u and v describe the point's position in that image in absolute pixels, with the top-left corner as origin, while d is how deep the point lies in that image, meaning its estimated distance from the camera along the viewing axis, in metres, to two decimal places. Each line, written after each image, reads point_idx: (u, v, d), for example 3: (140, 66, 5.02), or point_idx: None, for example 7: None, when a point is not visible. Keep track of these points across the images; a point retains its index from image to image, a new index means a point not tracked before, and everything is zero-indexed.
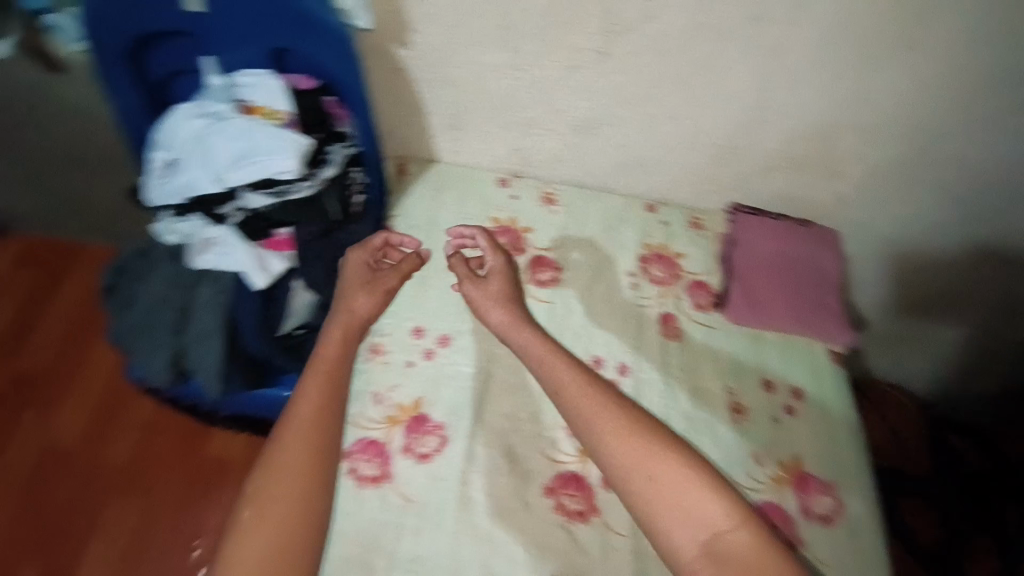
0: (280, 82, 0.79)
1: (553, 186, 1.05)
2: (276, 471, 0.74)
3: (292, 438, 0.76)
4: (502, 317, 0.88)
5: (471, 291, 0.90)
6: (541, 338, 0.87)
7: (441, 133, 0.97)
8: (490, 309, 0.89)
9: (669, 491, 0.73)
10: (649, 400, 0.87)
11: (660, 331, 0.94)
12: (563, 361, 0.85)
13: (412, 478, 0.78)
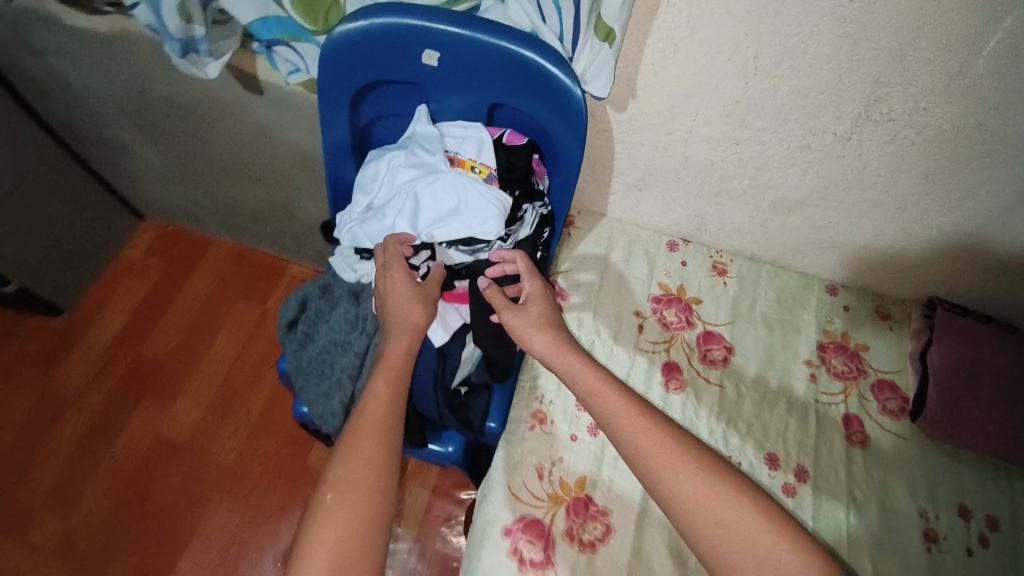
0: (488, 134, 0.78)
1: (724, 255, 0.98)
2: (350, 450, 0.63)
3: (365, 419, 0.65)
4: (545, 342, 0.73)
5: (511, 321, 0.74)
6: (590, 369, 0.72)
7: (618, 190, 0.94)
8: (533, 336, 0.74)
9: (730, 536, 0.59)
10: (832, 512, 0.79)
11: (844, 437, 0.85)
12: (621, 394, 0.70)
13: (578, 567, 0.74)
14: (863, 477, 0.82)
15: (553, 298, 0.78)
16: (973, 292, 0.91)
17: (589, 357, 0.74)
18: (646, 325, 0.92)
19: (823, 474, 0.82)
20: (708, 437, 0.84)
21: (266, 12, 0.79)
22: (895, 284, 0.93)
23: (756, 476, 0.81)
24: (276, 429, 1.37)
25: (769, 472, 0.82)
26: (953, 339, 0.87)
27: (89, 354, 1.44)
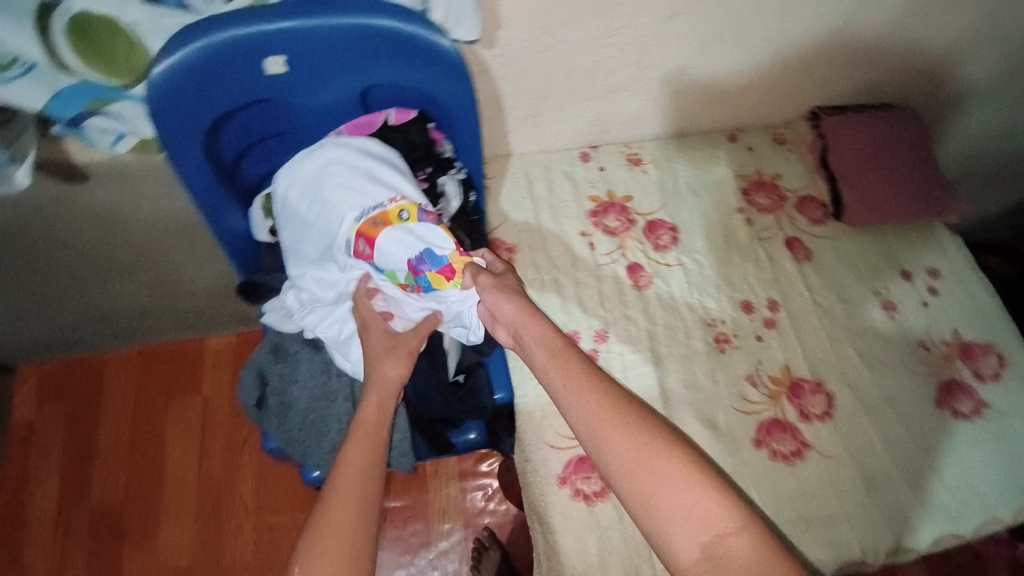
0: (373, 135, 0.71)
1: (633, 146, 1.00)
2: (329, 508, 0.57)
3: (341, 475, 0.60)
4: (515, 311, 0.66)
5: (485, 283, 0.67)
6: (569, 352, 0.64)
7: (518, 126, 0.92)
8: (503, 306, 0.66)
9: (653, 483, 0.55)
10: (809, 324, 0.89)
11: (792, 259, 0.94)
12: (588, 373, 0.63)
13: None
14: (819, 285, 0.92)
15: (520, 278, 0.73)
16: (843, 92, 1.00)
17: (566, 339, 0.66)
18: (595, 241, 0.93)
19: (791, 299, 0.91)
20: (689, 314, 0.89)
21: (55, 87, 0.67)
22: (778, 109, 1.01)
23: (742, 327, 0.89)
24: (280, 503, 1.26)
25: (749, 318, 0.89)
26: (850, 137, 0.96)
27: (39, 533, 1.24)
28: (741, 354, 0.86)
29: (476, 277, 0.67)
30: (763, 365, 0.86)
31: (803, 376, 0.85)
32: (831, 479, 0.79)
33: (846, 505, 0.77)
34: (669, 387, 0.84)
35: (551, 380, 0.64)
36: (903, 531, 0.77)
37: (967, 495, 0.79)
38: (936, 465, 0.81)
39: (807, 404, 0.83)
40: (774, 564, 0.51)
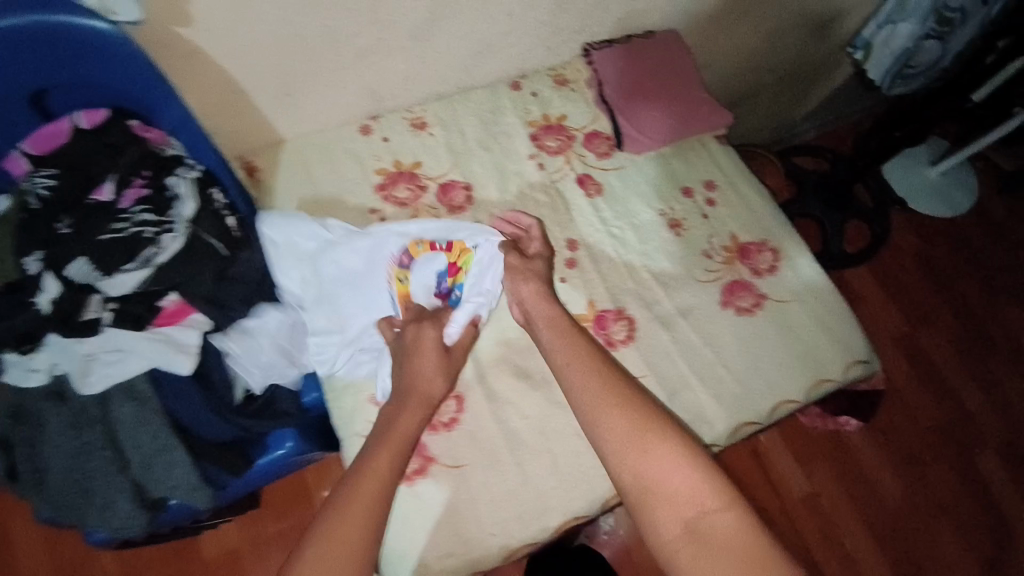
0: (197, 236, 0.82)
1: (417, 111, 1.07)
2: (340, 523, 0.68)
3: (359, 496, 0.71)
4: (534, 288, 0.92)
5: (516, 233, 0.98)
6: (598, 355, 0.83)
7: (295, 105, 0.99)
8: (521, 286, 0.92)
9: (653, 467, 0.71)
10: (603, 250, 1.00)
11: (586, 197, 1.04)
12: (579, 354, 0.84)
13: None
14: (607, 211, 1.03)
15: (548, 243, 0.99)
16: (605, 28, 1.11)
17: (593, 348, 0.85)
18: (383, 216, 0.99)
19: (583, 230, 1.02)
20: (495, 268, 0.96)
21: None
22: (546, 49, 1.10)
23: (547, 268, 0.97)
24: None
25: (569, 271, 0.97)
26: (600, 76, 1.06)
27: None
28: (550, 292, 0.94)
29: (510, 247, 0.96)
30: (570, 302, 0.95)
31: (606, 308, 0.95)
32: (634, 386, 0.91)
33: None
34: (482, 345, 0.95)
35: (572, 363, 0.83)
36: (704, 419, 0.91)
37: (755, 374, 0.95)
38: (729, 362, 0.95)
39: (612, 332, 0.93)
40: (752, 532, 0.66)
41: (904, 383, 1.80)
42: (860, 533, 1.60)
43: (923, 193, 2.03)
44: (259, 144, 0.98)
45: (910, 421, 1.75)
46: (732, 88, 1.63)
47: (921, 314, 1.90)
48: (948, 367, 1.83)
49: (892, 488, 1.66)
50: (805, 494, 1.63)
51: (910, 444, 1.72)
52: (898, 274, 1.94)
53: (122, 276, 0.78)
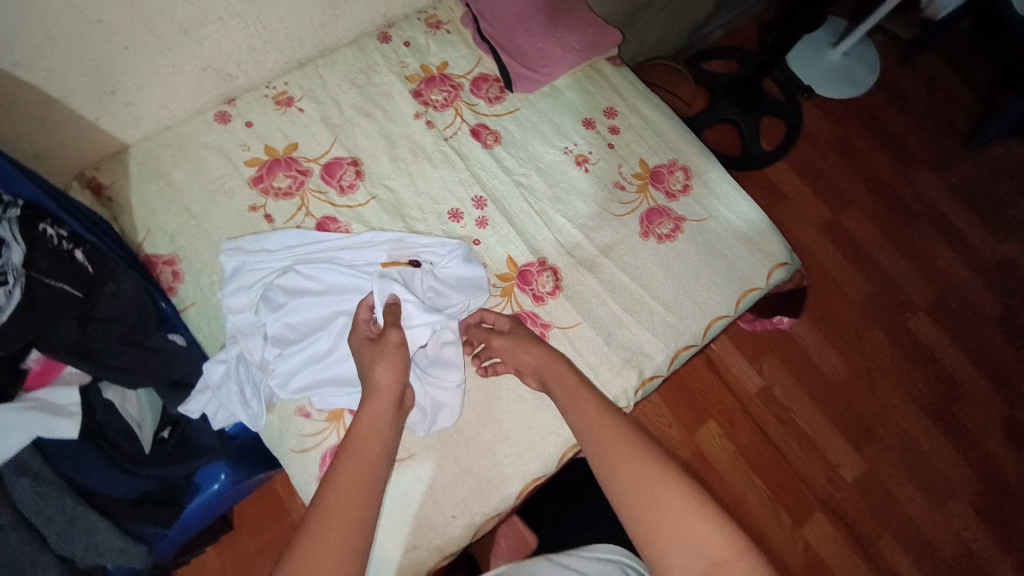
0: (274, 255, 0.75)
1: (428, 11, 0.97)
2: (333, 499, 0.53)
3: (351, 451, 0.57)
4: (602, 144, 0.93)
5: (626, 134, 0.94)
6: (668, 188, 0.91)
7: (295, 11, 0.81)
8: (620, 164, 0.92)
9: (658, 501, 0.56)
10: (651, 120, 0.95)
11: (610, 65, 0.98)
12: (648, 190, 0.91)
13: (561, 309, 0.82)
14: (640, 83, 0.99)
15: (643, 142, 0.94)
16: None
17: (661, 183, 0.92)
18: (431, 118, 0.91)
19: (626, 104, 0.96)
20: (545, 147, 0.91)
21: None
22: None
23: (596, 145, 0.93)
24: (247, 556, 1.12)
25: (592, 132, 0.93)
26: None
27: None
28: (602, 169, 0.91)
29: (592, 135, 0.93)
30: (625, 168, 0.92)
31: (658, 164, 0.93)
32: (712, 241, 0.89)
33: (699, 267, 0.87)
34: (565, 221, 0.87)
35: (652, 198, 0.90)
36: (744, 275, 0.88)
37: (772, 233, 0.91)
38: (752, 214, 0.92)
39: (669, 185, 0.91)
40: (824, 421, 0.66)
41: (865, 238, 1.90)
42: (809, 413, 1.65)
43: (850, 72, 2.07)
44: (265, 60, 0.85)
45: (849, 280, 1.83)
46: None
47: (876, 181, 1.98)
48: (871, 237, 1.90)
49: (838, 360, 1.72)
50: (760, 389, 1.66)
51: (859, 299, 1.81)
52: (814, 161, 1.98)
53: (278, 254, 0.77)
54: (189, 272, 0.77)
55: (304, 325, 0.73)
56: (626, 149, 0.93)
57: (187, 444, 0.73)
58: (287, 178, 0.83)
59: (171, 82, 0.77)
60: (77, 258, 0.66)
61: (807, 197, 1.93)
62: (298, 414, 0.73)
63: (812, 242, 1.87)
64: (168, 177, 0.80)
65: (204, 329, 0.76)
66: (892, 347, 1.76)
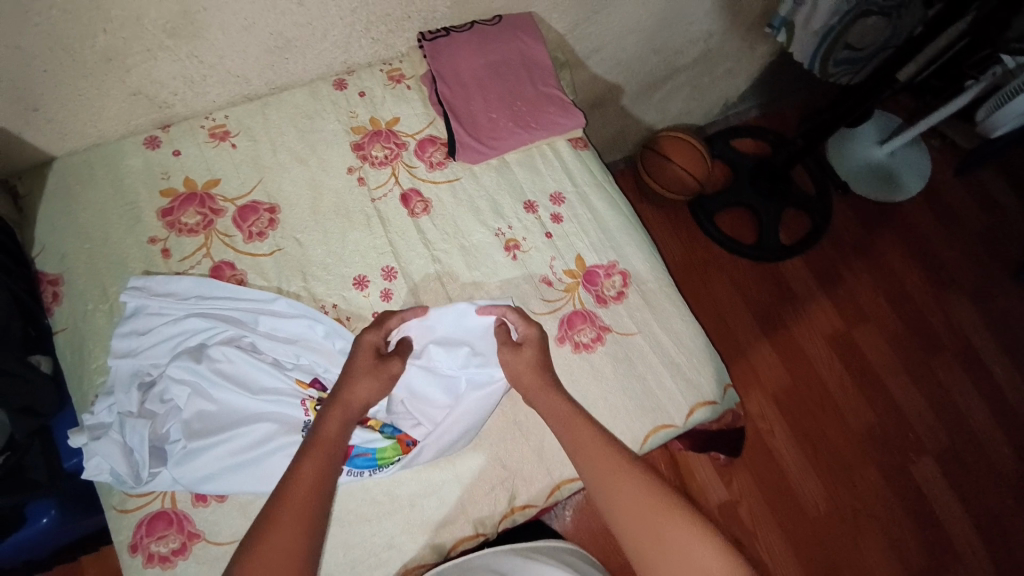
0: (182, 310, 0.73)
1: (392, 62, 0.93)
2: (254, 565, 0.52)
3: (279, 512, 0.57)
4: (538, 231, 0.85)
5: (569, 226, 0.86)
6: (597, 292, 0.83)
7: (238, 50, 0.78)
8: (553, 258, 0.84)
9: (670, 547, 0.57)
10: (599, 214, 0.88)
11: (570, 146, 0.91)
12: (576, 290, 0.83)
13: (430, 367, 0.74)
14: (600, 170, 0.91)
15: (586, 237, 0.86)
16: None
17: (594, 286, 0.83)
18: (365, 175, 0.87)
19: (576, 192, 0.88)
20: (474, 225, 0.85)
21: None
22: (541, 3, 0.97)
23: (533, 231, 0.85)
24: None
25: (532, 216, 0.86)
26: (528, 28, 0.94)
27: None
28: (531, 259, 0.84)
29: (533, 222, 0.86)
30: (556, 262, 0.84)
31: (596, 263, 0.84)
32: (635, 361, 0.80)
33: (612, 390, 0.78)
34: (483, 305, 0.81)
35: (578, 302, 0.82)
36: (661, 406, 0.78)
37: (707, 363, 0.81)
38: (688, 341, 0.82)
39: (601, 289, 0.83)
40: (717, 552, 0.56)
41: (880, 362, 1.72)
42: (774, 544, 1.47)
43: (895, 174, 1.89)
44: (205, 91, 0.83)
45: (851, 402, 1.66)
46: (725, 62, 1.55)
47: (903, 299, 1.81)
48: (886, 363, 1.72)
49: (821, 490, 1.55)
50: (724, 504, 1.50)
51: (859, 426, 1.64)
52: (836, 264, 1.83)
53: (182, 304, 0.74)
54: (69, 296, 0.75)
55: (194, 390, 0.70)
56: (563, 241, 0.85)
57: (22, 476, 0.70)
58: (197, 215, 0.80)
59: (95, 103, 0.76)
60: None
61: (822, 304, 1.78)
62: None
63: (818, 353, 1.71)
64: (78, 195, 0.79)
65: (67, 358, 0.74)
66: (887, 490, 1.57)
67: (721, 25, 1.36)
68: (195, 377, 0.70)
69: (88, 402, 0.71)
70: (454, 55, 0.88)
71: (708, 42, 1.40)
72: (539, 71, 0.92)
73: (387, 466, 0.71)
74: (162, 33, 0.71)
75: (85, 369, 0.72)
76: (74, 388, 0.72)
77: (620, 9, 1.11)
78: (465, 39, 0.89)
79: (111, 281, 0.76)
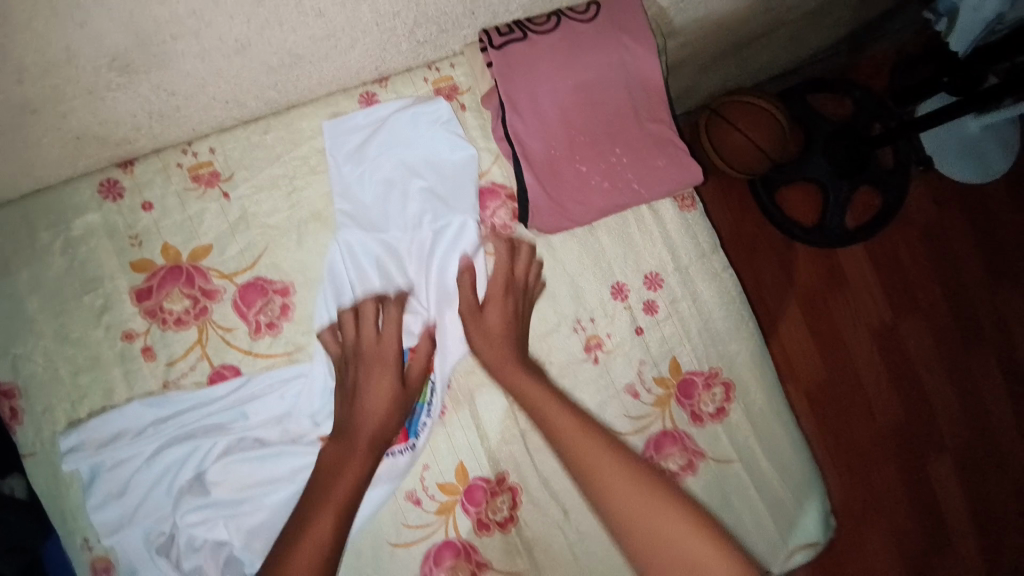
0: (138, 447, 0.58)
1: (440, 66, 0.67)
2: None
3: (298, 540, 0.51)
4: (626, 326, 0.68)
5: (663, 320, 0.69)
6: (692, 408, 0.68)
7: (227, 74, 0.53)
8: (641, 363, 0.68)
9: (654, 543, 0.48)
10: (702, 304, 0.70)
11: (673, 206, 0.70)
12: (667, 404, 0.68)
13: (391, 198, 0.64)
14: (707, 236, 0.71)
15: (684, 334, 0.69)
16: None
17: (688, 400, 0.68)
18: None
19: (676, 270, 0.69)
20: (547, 316, 0.67)
21: None
22: None
23: (619, 324, 0.68)
24: None
25: (619, 306, 0.68)
26: (635, 21, 0.64)
27: None
28: (615, 364, 0.67)
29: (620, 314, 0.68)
30: (646, 367, 0.68)
31: (693, 369, 0.69)
32: (729, 495, 0.68)
33: None
34: None
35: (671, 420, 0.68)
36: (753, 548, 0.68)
37: (808, 492, 0.71)
38: (787, 466, 0.70)
39: (697, 403, 0.68)
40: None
41: (921, 360, 1.60)
42: None
43: (982, 151, 1.65)
44: (182, 121, 0.58)
45: (879, 398, 1.59)
46: (833, 18, 1.23)
47: (960, 292, 1.64)
48: (928, 360, 1.61)
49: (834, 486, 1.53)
50: None
51: (882, 423, 1.57)
52: (896, 254, 1.64)
53: (145, 438, 0.58)
54: (28, 415, 0.58)
55: (220, 523, 0.57)
56: (654, 338, 0.68)
57: None
58: (185, 300, 0.60)
59: (21, 151, 0.53)
60: None
61: (872, 294, 1.62)
62: None
63: (857, 347, 1.60)
64: (17, 273, 0.58)
65: (40, 485, 0.58)
66: (899, 490, 1.54)
67: None
68: (213, 510, 0.57)
69: (84, 551, 0.58)
70: (533, 73, 0.63)
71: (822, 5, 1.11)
72: (644, 94, 0.66)
73: (433, 402, 0.64)
74: (110, 71, 0.47)
75: (67, 508, 0.58)
76: (60, 527, 0.58)
77: None
78: (550, 46, 0.63)
79: (83, 398, 0.58)
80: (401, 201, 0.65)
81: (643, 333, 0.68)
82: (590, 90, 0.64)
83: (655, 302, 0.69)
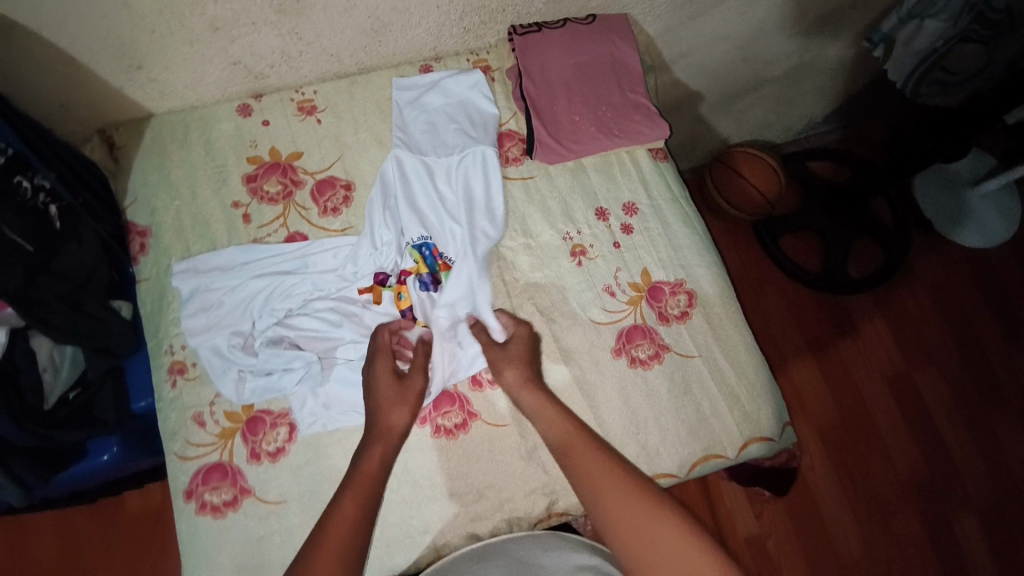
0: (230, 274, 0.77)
1: (480, 53, 0.93)
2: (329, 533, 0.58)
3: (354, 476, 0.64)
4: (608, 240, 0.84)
5: (637, 238, 0.85)
6: (660, 310, 0.81)
7: (337, 30, 0.81)
8: (619, 270, 0.83)
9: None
10: (672, 232, 0.86)
11: (650, 157, 0.89)
12: (639, 305, 0.82)
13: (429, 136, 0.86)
14: (677, 183, 0.89)
15: (655, 252, 0.84)
16: None
17: (658, 304, 0.81)
18: None
19: (650, 204, 0.87)
20: (543, 226, 0.84)
21: None
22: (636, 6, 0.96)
23: (601, 238, 0.84)
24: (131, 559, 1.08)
25: (602, 225, 0.85)
26: (620, 28, 0.91)
27: None
28: (597, 267, 0.83)
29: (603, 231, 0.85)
30: (621, 273, 0.83)
31: (662, 279, 0.83)
32: (691, 387, 0.78)
33: (665, 410, 0.77)
34: (545, 308, 0.81)
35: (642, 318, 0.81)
36: (713, 436, 0.77)
37: (766, 397, 0.79)
38: (745, 370, 0.79)
39: (665, 306, 0.81)
40: None
41: (940, 408, 1.50)
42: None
43: (984, 218, 1.67)
44: (299, 66, 0.85)
45: (899, 442, 1.46)
46: (812, 81, 1.48)
47: (974, 343, 1.58)
48: (947, 409, 1.50)
49: (857, 534, 1.37)
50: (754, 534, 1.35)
51: (904, 469, 1.44)
52: (909, 305, 1.60)
53: (233, 272, 0.77)
54: (154, 248, 0.79)
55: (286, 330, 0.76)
56: (630, 252, 0.84)
57: (89, 411, 0.76)
58: (278, 185, 0.83)
59: (196, 67, 0.80)
60: (47, 210, 0.68)
61: (881, 335, 1.57)
62: (195, 431, 0.71)
63: (873, 387, 1.51)
64: (169, 154, 0.83)
65: (146, 305, 0.77)
66: (927, 546, 1.37)
67: (814, 43, 1.30)
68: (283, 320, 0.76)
69: (166, 354, 0.75)
70: (545, 52, 0.87)
71: (796, 66, 1.37)
72: (625, 74, 0.89)
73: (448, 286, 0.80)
74: (267, 10, 0.74)
75: (161, 318, 0.76)
76: (153, 335, 0.76)
77: (718, 16, 1.08)
78: (557, 36, 0.88)
79: (194, 241, 0.79)
80: (436, 135, 0.86)
81: (621, 247, 0.84)
82: (585, 67, 0.88)
83: (633, 225, 0.86)
